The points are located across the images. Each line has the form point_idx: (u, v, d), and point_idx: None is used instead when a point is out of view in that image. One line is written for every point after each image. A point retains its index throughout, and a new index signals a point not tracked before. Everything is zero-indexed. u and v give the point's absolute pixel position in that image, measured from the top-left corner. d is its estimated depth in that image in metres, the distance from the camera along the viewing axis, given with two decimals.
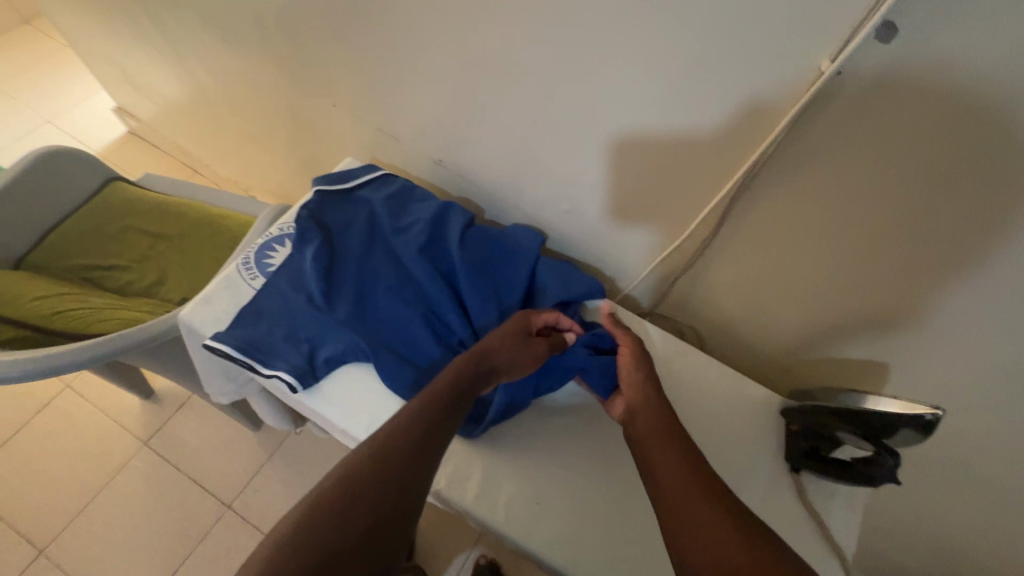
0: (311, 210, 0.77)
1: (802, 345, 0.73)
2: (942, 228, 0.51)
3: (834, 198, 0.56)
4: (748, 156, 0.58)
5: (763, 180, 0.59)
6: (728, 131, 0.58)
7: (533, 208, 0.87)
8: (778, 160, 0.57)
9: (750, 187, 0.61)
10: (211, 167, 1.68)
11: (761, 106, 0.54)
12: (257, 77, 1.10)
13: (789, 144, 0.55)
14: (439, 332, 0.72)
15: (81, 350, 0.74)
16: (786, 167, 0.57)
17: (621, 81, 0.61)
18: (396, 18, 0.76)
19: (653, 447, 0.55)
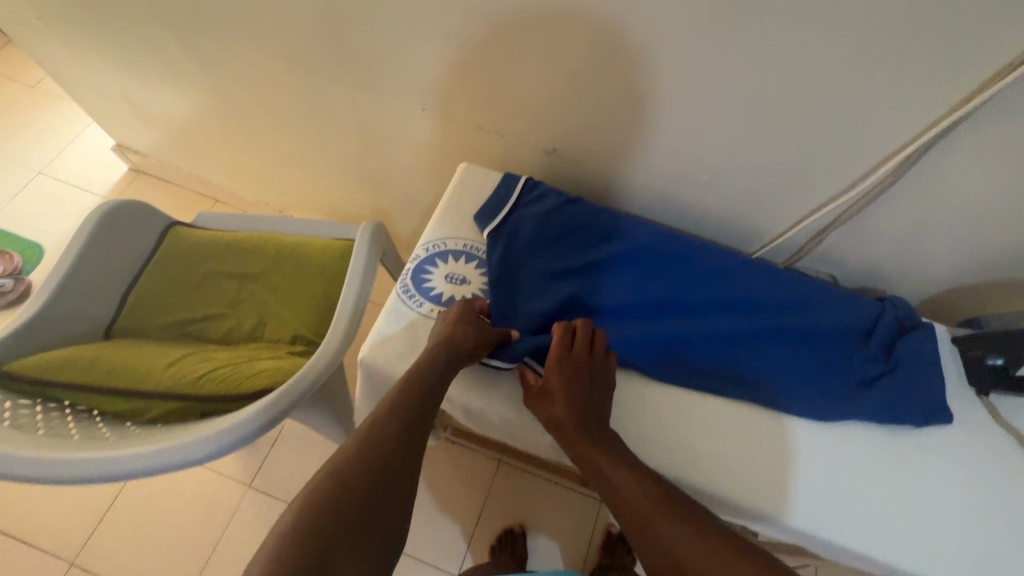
0: (501, 249, 0.74)
1: (958, 275, 0.78)
2: None
3: None
4: (948, 109, 0.60)
5: (960, 131, 0.61)
6: (937, 82, 0.58)
7: (662, 185, 0.86)
8: (984, 110, 0.58)
9: (941, 141, 0.63)
10: (237, 193, 1.59)
11: (986, 53, 0.54)
12: (320, 92, 1.03)
13: (1011, 89, 0.56)
14: (682, 326, 0.73)
15: (259, 411, 0.72)
16: (1001, 109, 0.58)
17: (821, 48, 0.59)
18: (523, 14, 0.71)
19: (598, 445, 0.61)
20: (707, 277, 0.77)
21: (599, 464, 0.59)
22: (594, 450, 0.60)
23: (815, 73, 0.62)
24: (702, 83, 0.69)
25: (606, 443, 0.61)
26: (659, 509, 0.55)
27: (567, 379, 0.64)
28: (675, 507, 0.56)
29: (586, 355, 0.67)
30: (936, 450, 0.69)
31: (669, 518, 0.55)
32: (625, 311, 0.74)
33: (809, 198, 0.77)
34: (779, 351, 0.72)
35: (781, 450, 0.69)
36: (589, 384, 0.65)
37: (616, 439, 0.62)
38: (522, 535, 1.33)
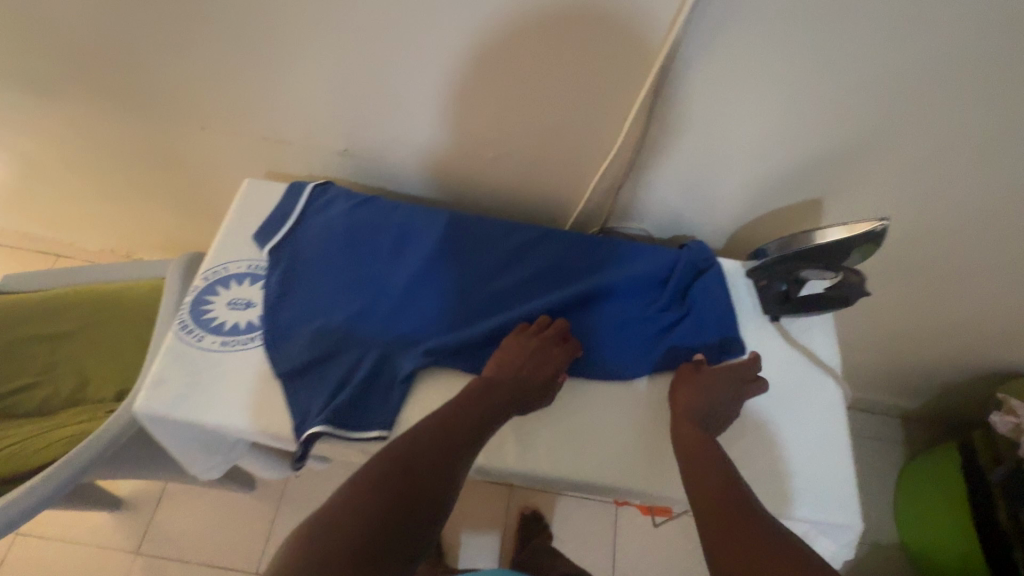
0: (283, 267, 0.71)
1: (745, 205, 0.81)
2: (833, 51, 0.59)
3: (746, 61, 0.61)
4: (660, 45, 0.61)
5: (681, 62, 0.62)
6: (636, 26, 0.59)
7: (461, 168, 0.84)
8: (690, 41, 0.60)
9: (670, 74, 0.64)
10: (76, 245, 1.46)
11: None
12: (101, 126, 0.95)
13: (695, 23, 0.58)
14: (484, 310, 0.73)
15: (37, 489, 0.65)
16: (699, 43, 0.60)
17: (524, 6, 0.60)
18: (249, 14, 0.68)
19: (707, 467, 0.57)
20: (506, 255, 0.77)
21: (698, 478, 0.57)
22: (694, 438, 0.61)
23: (538, 24, 0.62)
24: (443, 58, 0.68)
25: (709, 443, 0.60)
26: (723, 511, 0.52)
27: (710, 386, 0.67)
28: (736, 511, 0.52)
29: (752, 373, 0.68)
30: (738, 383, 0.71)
31: (745, 527, 0.50)
32: (426, 304, 0.72)
33: (592, 157, 0.77)
34: (580, 319, 0.73)
35: (592, 412, 0.69)
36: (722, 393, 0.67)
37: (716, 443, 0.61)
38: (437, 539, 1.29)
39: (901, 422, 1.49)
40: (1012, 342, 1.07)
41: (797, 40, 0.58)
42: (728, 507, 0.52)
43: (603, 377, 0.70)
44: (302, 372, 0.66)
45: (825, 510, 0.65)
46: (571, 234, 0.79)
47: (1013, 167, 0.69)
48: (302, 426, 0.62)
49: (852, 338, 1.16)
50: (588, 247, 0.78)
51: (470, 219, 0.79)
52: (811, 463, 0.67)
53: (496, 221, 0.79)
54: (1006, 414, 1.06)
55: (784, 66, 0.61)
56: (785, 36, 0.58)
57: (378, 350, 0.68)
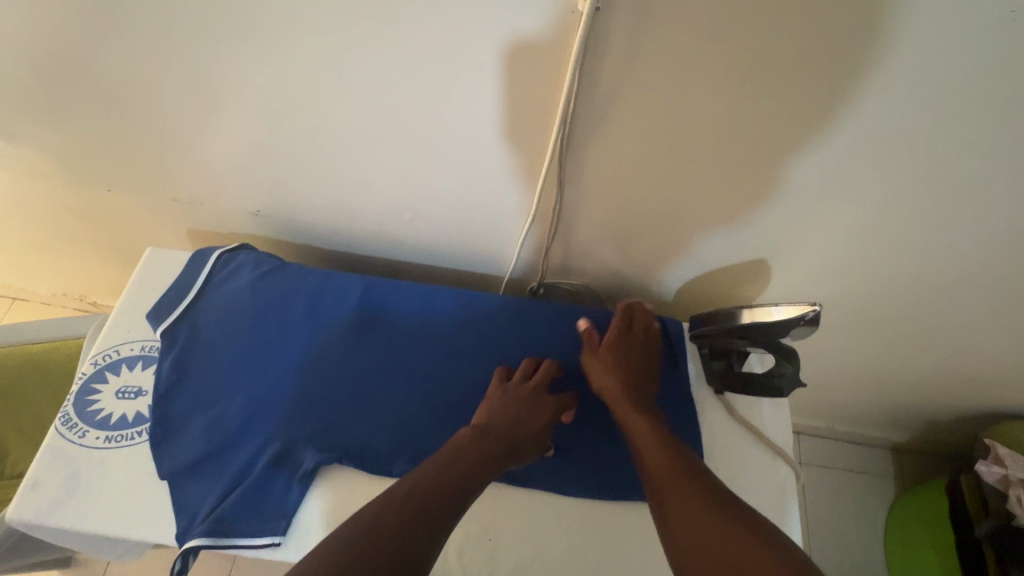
0: (179, 348, 0.66)
1: (687, 259, 0.74)
2: (742, 114, 0.53)
3: (652, 123, 0.55)
4: (558, 105, 0.55)
5: (584, 119, 0.56)
6: (523, 90, 0.54)
7: (381, 228, 0.79)
8: (588, 98, 0.54)
9: (576, 131, 0.57)
10: (30, 289, 1.43)
11: (543, 59, 0.51)
12: (15, 190, 0.91)
13: (590, 89, 0.53)
14: (397, 388, 0.67)
15: None
16: (598, 108, 0.55)
17: (402, 73, 0.55)
18: (124, 85, 0.64)
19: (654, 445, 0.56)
20: (424, 325, 0.71)
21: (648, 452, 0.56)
22: (641, 420, 0.59)
23: (424, 83, 0.56)
24: (334, 122, 0.63)
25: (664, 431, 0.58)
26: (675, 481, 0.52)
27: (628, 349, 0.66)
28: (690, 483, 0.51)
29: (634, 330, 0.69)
30: None
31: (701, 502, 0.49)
32: (333, 383, 0.66)
33: (511, 216, 0.71)
34: None
35: (510, 505, 0.62)
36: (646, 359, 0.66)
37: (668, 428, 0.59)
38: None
39: (890, 453, 1.41)
40: (1000, 382, 0.99)
41: (701, 104, 0.53)
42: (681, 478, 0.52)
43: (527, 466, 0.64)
44: (191, 470, 0.60)
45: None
46: (497, 299, 0.74)
47: (973, 219, 0.62)
48: (185, 534, 0.57)
49: (828, 378, 1.09)
50: (515, 315, 0.73)
51: (387, 285, 0.73)
52: None
53: (416, 286, 0.74)
54: (992, 463, 1.00)
55: (695, 128, 0.55)
56: (687, 101, 0.52)
57: (278, 438, 0.62)
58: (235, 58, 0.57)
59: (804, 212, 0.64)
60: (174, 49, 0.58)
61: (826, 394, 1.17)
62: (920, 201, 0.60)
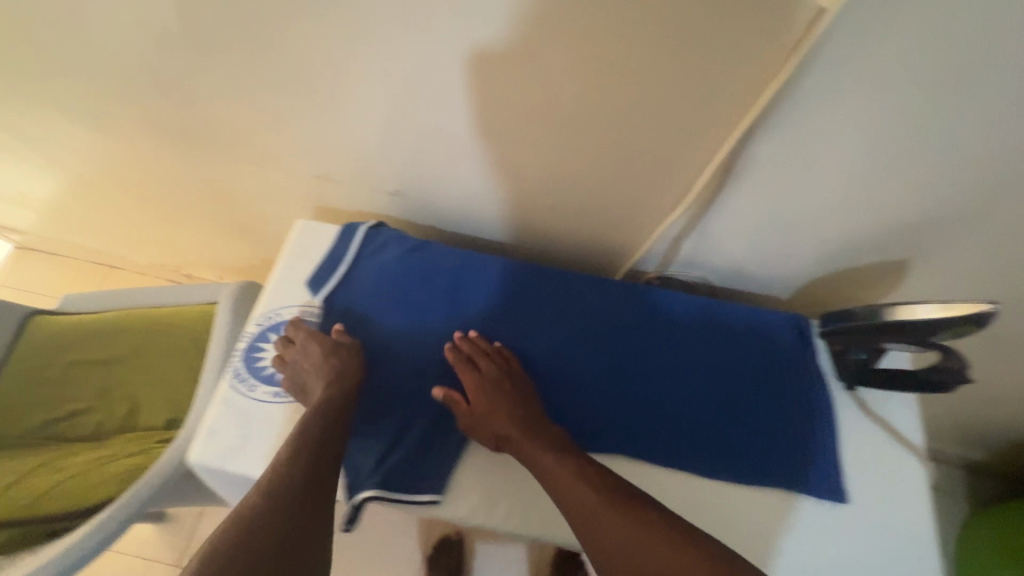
0: (336, 316, 0.70)
1: (819, 261, 0.76)
2: (931, 123, 0.54)
3: (837, 126, 0.57)
4: (745, 107, 0.57)
5: (767, 120, 0.58)
6: (714, 86, 0.56)
7: (513, 212, 0.82)
8: (779, 101, 0.55)
9: (754, 132, 0.59)
10: (130, 258, 1.51)
11: (747, 59, 0.52)
12: (159, 159, 0.97)
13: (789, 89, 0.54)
14: (538, 366, 0.70)
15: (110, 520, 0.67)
16: (791, 106, 0.56)
17: (598, 66, 0.57)
18: (311, 68, 0.68)
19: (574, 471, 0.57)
20: (559, 307, 0.74)
21: (556, 484, 0.56)
22: (539, 452, 0.59)
23: (614, 76, 0.58)
24: (509, 108, 0.66)
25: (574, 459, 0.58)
26: (611, 507, 0.53)
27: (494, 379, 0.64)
28: (631, 508, 0.53)
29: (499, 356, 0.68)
30: (815, 457, 0.66)
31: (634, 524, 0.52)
32: (478, 358, 0.70)
33: (653, 208, 0.74)
34: (636, 379, 0.70)
35: (651, 483, 0.65)
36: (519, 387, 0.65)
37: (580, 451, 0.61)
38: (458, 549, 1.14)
39: (964, 474, 1.39)
40: None
41: (894, 111, 0.54)
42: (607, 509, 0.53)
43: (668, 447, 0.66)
44: (353, 429, 0.64)
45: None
46: (628, 287, 0.76)
47: None
48: (355, 488, 0.61)
49: None
50: (647, 304, 0.75)
51: (523, 267, 0.76)
52: (893, 554, 0.62)
53: (551, 270, 0.77)
54: None
55: (878, 136, 0.57)
56: (882, 108, 0.54)
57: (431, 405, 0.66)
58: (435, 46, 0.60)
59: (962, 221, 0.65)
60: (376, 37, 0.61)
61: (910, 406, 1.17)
62: None
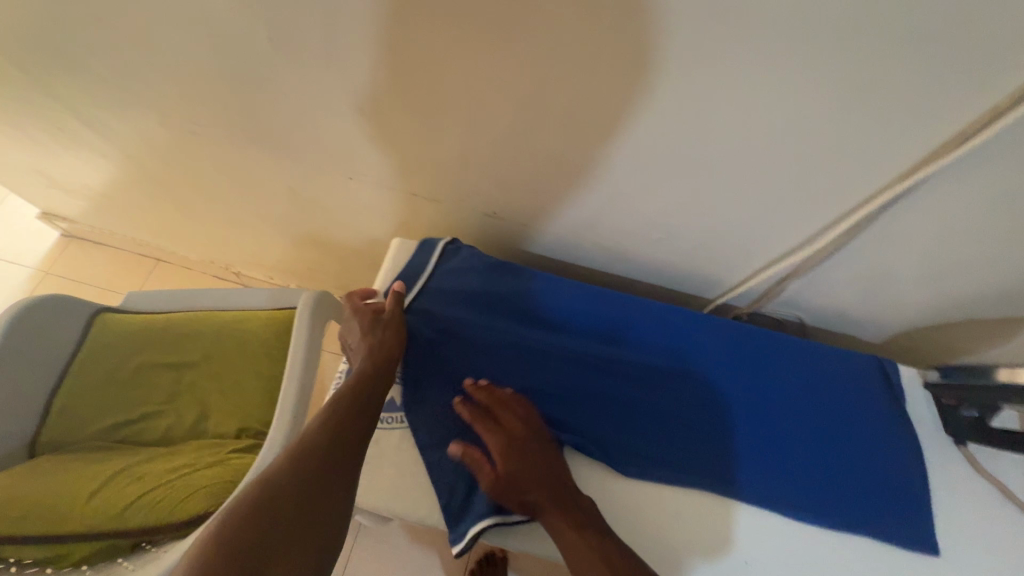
0: (418, 341, 0.72)
1: (930, 314, 0.74)
2: None
3: (998, 196, 0.55)
4: (907, 170, 0.55)
5: (925, 185, 0.56)
6: (876, 148, 0.54)
7: (611, 240, 0.81)
8: (947, 168, 0.54)
9: (907, 194, 0.58)
10: (179, 253, 1.50)
11: (924, 125, 0.51)
12: (243, 163, 0.96)
13: (962, 158, 0.52)
14: (630, 396, 0.70)
15: None
16: (955, 172, 0.54)
17: (754, 121, 0.55)
18: (435, 96, 0.66)
19: (564, 525, 0.57)
20: (644, 338, 0.74)
21: (568, 540, 0.56)
22: (552, 511, 0.58)
23: (767, 132, 0.56)
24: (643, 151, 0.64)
25: (580, 515, 0.58)
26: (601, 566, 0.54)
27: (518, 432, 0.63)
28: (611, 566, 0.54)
29: (512, 399, 0.67)
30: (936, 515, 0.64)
31: None
32: (561, 382, 0.70)
33: (766, 252, 0.73)
34: (738, 418, 0.69)
35: (766, 536, 0.63)
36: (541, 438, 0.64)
37: (580, 496, 0.60)
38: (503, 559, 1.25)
39: None
40: None
41: None
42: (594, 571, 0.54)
43: (786, 500, 0.64)
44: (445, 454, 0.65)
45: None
46: (718, 321, 0.75)
47: None
48: (463, 514, 0.62)
49: None
50: (749, 339, 0.73)
51: (609, 296, 0.77)
52: None
53: (642, 305, 0.76)
54: None
55: None
56: None
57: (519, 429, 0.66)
58: (580, 90, 0.58)
59: None
60: (518, 77, 0.59)
61: None
62: None
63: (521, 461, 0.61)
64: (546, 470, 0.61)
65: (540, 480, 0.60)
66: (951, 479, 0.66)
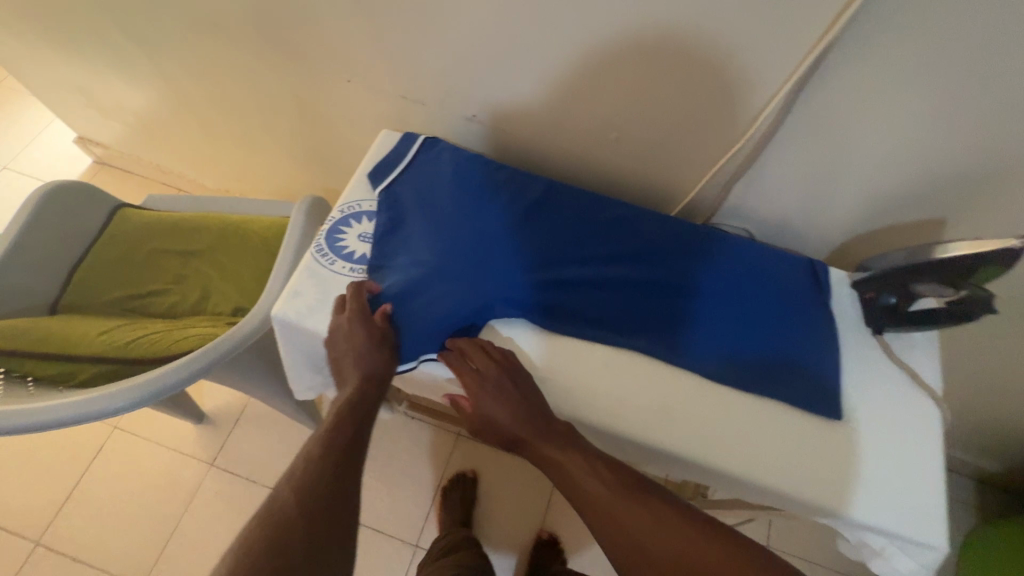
0: (388, 209, 0.78)
1: (866, 217, 0.80)
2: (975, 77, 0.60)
3: (895, 72, 0.62)
4: (813, 45, 0.62)
5: (829, 61, 0.63)
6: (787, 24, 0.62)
7: (575, 143, 0.89)
8: (848, 42, 0.61)
9: (816, 72, 0.65)
10: (199, 181, 1.62)
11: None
12: (256, 71, 1.07)
13: (854, 27, 0.59)
14: (575, 271, 0.74)
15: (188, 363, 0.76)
16: (853, 44, 0.61)
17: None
18: None
19: (575, 463, 0.59)
20: (598, 221, 0.79)
21: (575, 478, 0.58)
22: (553, 448, 0.60)
23: (694, 11, 0.64)
24: (591, 35, 0.72)
25: (572, 446, 0.61)
26: (629, 497, 0.56)
27: (498, 376, 0.65)
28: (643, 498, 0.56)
29: (499, 350, 0.68)
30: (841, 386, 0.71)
31: (640, 509, 0.55)
32: (510, 255, 0.74)
33: (710, 151, 0.80)
34: (675, 294, 0.74)
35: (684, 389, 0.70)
36: (525, 383, 0.66)
37: (575, 435, 0.62)
38: (474, 480, 1.38)
39: (977, 484, 1.39)
40: None
41: (949, 58, 0.59)
42: (626, 500, 0.55)
43: (706, 361, 0.71)
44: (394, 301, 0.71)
45: (893, 522, 0.64)
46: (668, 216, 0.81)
47: None
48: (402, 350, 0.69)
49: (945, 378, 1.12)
50: (693, 231, 0.79)
51: (569, 189, 0.82)
52: (905, 479, 0.67)
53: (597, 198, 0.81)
54: None
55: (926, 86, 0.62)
56: (935, 57, 0.59)
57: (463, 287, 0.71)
58: None
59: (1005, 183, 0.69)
60: None
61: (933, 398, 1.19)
62: None
63: (502, 404, 0.63)
64: (536, 412, 0.63)
65: (523, 420, 0.63)
66: (860, 358, 0.73)
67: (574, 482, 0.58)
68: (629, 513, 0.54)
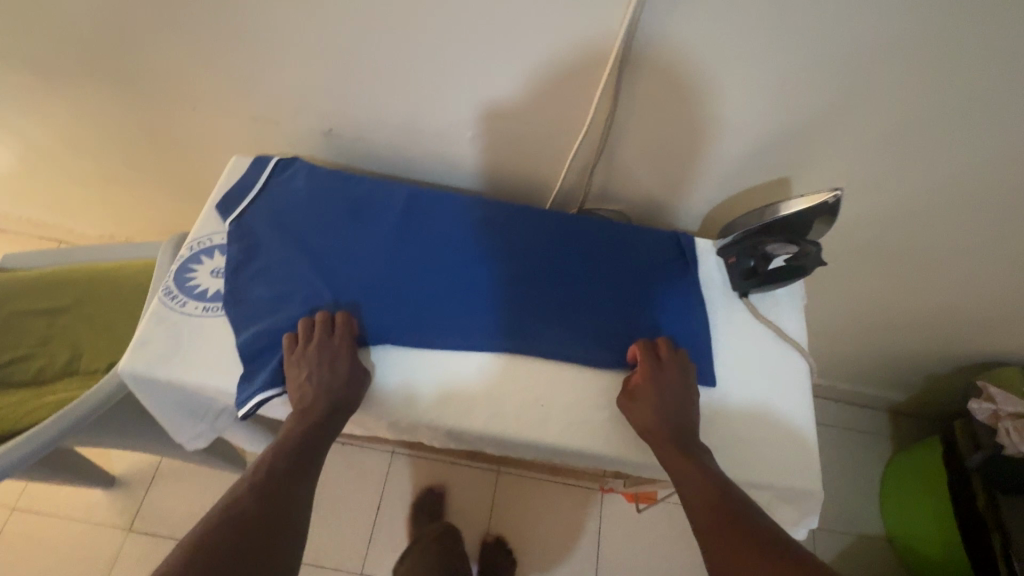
0: (239, 238, 0.74)
1: (721, 184, 0.83)
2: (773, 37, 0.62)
3: (701, 40, 0.64)
4: (622, 22, 0.63)
5: (640, 36, 0.64)
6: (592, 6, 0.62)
7: (435, 145, 0.88)
8: (650, 16, 0.62)
9: (632, 48, 0.66)
10: (78, 231, 1.51)
11: None
12: (98, 110, 1.00)
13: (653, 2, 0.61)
14: (440, 277, 0.73)
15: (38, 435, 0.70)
16: (658, 18, 0.62)
17: None
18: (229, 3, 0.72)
19: (686, 471, 0.58)
20: (461, 223, 0.78)
21: (688, 483, 0.57)
22: (674, 456, 0.60)
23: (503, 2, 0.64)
24: (416, 36, 0.71)
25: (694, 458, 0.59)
26: (728, 514, 0.54)
27: (653, 382, 0.66)
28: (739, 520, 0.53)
29: (675, 354, 0.69)
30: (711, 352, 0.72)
31: (737, 529, 0.52)
32: (373, 269, 0.73)
33: (563, 138, 0.81)
34: (543, 286, 0.75)
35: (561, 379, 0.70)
36: (683, 389, 0.66)
37: (698, 448, 0.62)
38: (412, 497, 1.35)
39: (890, 415, 1.48)
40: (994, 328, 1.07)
41: (744, 22, 0.61)
42: (723, 520, 0.53)
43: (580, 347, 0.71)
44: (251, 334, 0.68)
45: (769, 476, 0.66)
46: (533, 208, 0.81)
47: (970, 144, 0.71)
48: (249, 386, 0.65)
49: (836, 323, 1.18)
50: (558, 220, 0.80)
51: (430, 194, 0.80)
52: (779, 433, 0.69)
53: (460, 199, 0.80)
54: (983, 400, 1.05)
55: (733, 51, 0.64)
56: (731, 21, 0.61)
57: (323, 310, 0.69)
58: None
59: (829, 133, 0.73)
60: None
61: (832, 344, 1.26)
62: (924, 122, 0.69)
63: (653, 409, 0.64)
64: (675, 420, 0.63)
65: (665, 425, 0.62)
66: (728, 321, 0.75)
67: (681, 486, 0.58)
68: (727, 531, 0.52)
